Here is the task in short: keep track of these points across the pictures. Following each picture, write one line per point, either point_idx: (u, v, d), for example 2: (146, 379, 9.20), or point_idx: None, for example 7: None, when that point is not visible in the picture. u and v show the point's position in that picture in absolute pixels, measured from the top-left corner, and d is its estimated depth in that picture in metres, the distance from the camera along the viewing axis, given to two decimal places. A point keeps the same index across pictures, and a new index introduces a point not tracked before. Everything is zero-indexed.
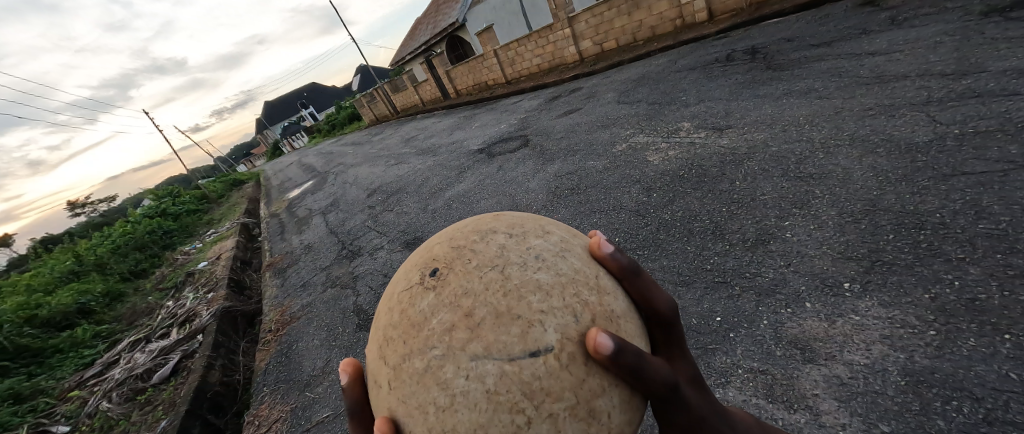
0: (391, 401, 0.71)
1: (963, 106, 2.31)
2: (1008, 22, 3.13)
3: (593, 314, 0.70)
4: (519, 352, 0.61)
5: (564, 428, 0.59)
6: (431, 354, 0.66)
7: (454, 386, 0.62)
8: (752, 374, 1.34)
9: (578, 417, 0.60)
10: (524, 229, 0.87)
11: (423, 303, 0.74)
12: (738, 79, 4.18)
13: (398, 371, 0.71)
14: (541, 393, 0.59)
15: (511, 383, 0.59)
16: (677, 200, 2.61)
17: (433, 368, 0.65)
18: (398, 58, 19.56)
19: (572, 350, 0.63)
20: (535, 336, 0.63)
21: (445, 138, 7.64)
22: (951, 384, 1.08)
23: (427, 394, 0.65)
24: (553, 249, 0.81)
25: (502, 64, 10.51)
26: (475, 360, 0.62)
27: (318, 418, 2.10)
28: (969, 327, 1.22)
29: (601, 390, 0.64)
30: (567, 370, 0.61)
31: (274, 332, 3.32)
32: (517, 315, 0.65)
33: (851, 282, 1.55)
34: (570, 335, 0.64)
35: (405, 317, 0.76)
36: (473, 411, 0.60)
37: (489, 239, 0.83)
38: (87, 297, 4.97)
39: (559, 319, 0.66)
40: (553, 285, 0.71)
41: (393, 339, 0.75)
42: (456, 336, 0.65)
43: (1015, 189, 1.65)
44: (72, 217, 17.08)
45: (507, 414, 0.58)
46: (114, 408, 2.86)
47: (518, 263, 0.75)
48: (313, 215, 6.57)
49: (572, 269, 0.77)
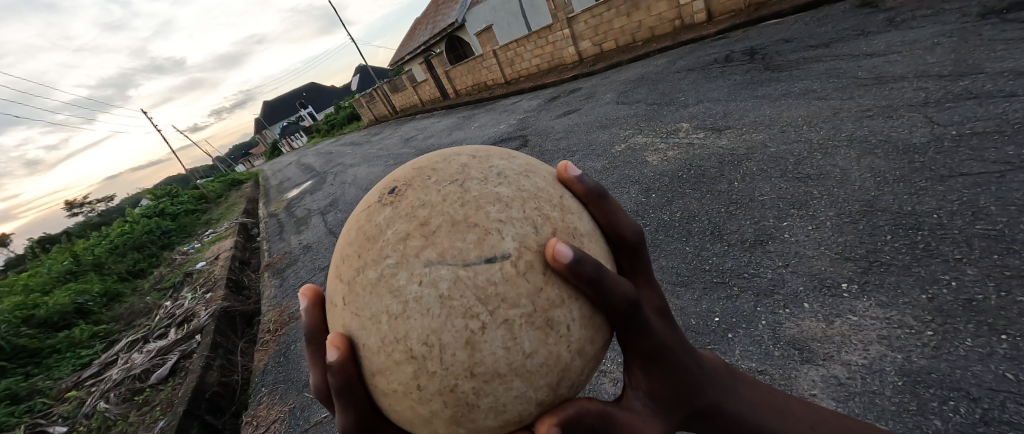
0: (345, 315, 0.72)
1: (961, 107, 2.33)
2: (1005, 24, 3.15)
3: (554, 228, 0.72)
4: (474, 259, 0.63)
5: (520, 335, 0.61)
6: (386, 264, 0.69)
7: (407, 293, 0.64)
8: (751, 374, 1.34)
9: (535, 326, 0.62)
10: (488, 154, 0.89)
11: (381, 218, 0.77)
12: (737, 80, 4.18)
13: (353, 285, 0.73)
14: (495, 299, 0.61)
15: (465, 288, 0.61)
16: (677, 200, 2.62)
17: (388, 277, 0.67)
18: (398, 57, 19.54)
19: (529, 259, 0.65)
20: (491, 244, 0.65)
21: (445, 138, 7.64)
22: (948, 384, 1.09)
23: (381, 304, 0.67)
24: (515, 169, 0.83)
25: (501, 64, 10.51)
26: (429, 267, 0.64)
27: (317, 418, 2.10)
28: (967, 327, 1.22)
29: (560, 301, 0.65)
30: (525, 278, 0.63)
31: (272, 332, 3.31)
32: (474, 224, 0.67)
33: (849, 283, 1.56)
34: (528, 244, 0.66)
35: (363, 234, 0.78)
36: (426, 317, 0.62)
37: (451, 160, 0.85)
38: (85, 297, 4.96)
39: (517, 228, 0.68)
40: (512, 199, 0.73)
41: (350, 255, 0.78)
42: (412, 244, 0.68)
43: (1011, 189, 1.66)
44: (71, 216, 17.07)
45: (460, 320, 0.60)
46: (112, 408, 2.85)
47: (478, 179, 0.77)
48: (312, 215, 6.56)
49: (534, 187, 0.79)
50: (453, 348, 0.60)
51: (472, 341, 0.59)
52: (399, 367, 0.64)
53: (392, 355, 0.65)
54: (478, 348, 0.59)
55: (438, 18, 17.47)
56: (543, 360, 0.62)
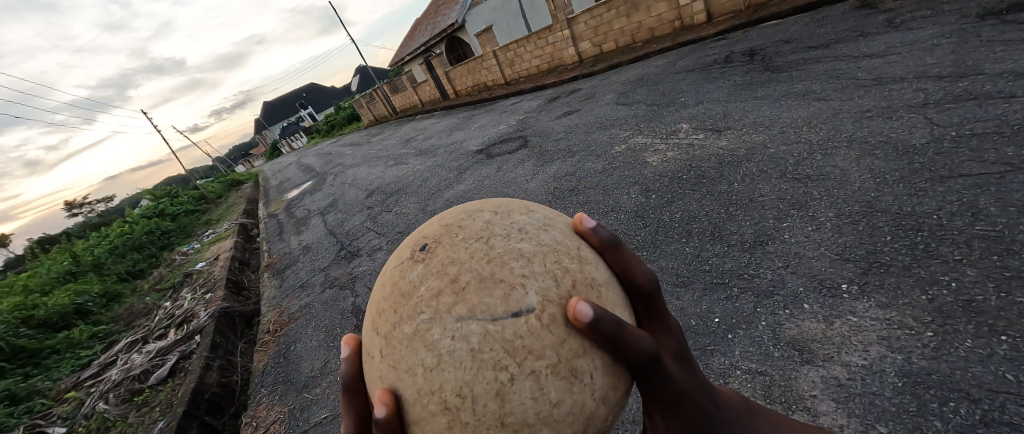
0: (383, 368, 0.73)
1: (961, 108, 2.33)
2: (1004, 25, 3.16)
3: (573, 280, 0.74)
4: (502, 313, 0.65)
5: (546, 385, 0.62)
6: (419, 319, 0.70)
7: (440, 347, 0.66)
8: (750, 375, 1.34)
9: (560, 376, 0.63)
10: (509, 208, 0.92)
11: (413, 274, 0.79)
12: (736, 81, 4.20)
13: (390, 339, 0.74)
14: (522, 351, 0.62)
15: (493, 342, 0.63)
16: (676, 201, 2.62)
17: (421, 332, 0.69)
18: (398, 58, 19.54)
19: (552, 312, 0.67)
20: (516, 299, 0.67)
21: (445, 139, 7.64)
22: (948, 385, 1.09)
23: (415, 357, 0.68)
24: (534, 223, 0.86)
25: (501, 65, 10.52)
26: (460, 321, 0.66)
27: (317, 419, 2.09)
28: (967, 328, 1.22)
29: (582, 351, 0.66)
30: (549, 330, 0.65)
31: (272, 332, 3.31)
32: (499, 279, 0.69)
33: (849, 284, 1.56)
34: (550, 298, 0.68)
35: (396, 288, 0.80)
36: (459, 370, 0.64)
37: (476, 217, 0.88)
38: (84, 298, 4.96)
39: (539, 282, 0.70)
40: (533, 254, 0.76)
41: (385, 309, 0.79)
42: (443, 300, 0.70)
43: (1011, 190, 1.66)
44: (71, 216, 17.14)
45: (491, 372, 0.62)
46: (111, 409, 2.84)
47: (501, 235, 0.80)
48: (313, 215, 6.56)
49: (553, 240, 0.82)
50: (484, 399, 0.61)
51: (502, 392, 0.61)
52: (433, 418, 0.64)
53: (426, 406, 0.65)
54: (507, 398, 0.61)
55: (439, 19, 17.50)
56: (569, 408, 0.63)
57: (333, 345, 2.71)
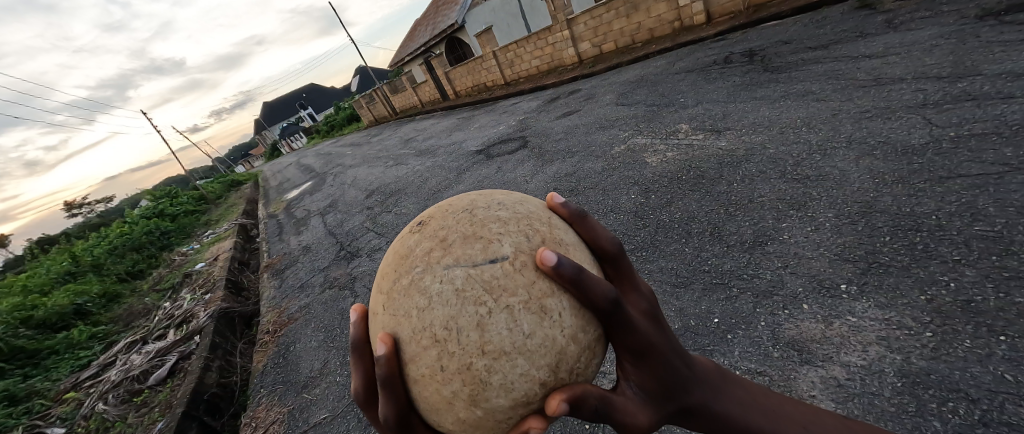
0: (384, 319, 0.76)
1: (960, 109, 2.33)
2: (1003, 26, 3.16)
3: (544, 238, 0.77)
4: (481, 260, 0.70)
5: (520, 318, 0.65)
6: (414, 271, 0.75)
7: (430, 291, 0.70)
8: (750, 375, 1.34)
9: (531, 311, 0.66)
10: (492, 190, 0.97)
11: (409, 240, 0.84)
12: (735, 81, 4.20)
13: (390, 293, 0.78)
14: (498, 289, 0.66)
15: (474, 282, 0.68)
16: (676, 202, 2.62)
17: (415, 282, 0.73)
18: (398, 58, 19.54)
19: (525, 259, 0.71)
20: (493, 249, 0.71)
21: (444, 139, 7.64)
22: (947, 385, 1.09)
23: (410, 302, 0.72)
24: (514, 197, 0.90)
25: (501, 65, 10.53)
26: (447, 269, 0.71)
27: (316, 420, 2.09)
28: (966, 328, 1.22)
29: (551, 292, 0.68)
30: (522, 273, 0.68)
31: (272, 333, 3.31)
32: (480, 236, 0.74)
33: (848, 284, 1.56)
34: (524, 249, 0.72)
35: (396, 254, 0.84)
36: (445, 307, 0.68)
37: (463, 196, 0.92)
38: (83, 298, 4.95)
39: (515, 237, 0.74)
40: (510, 218, 0.80)
41: (387, 271, 0.83)
42: (434, 255, 0.75)
43: (1010, 191, 1.66)
44: (69, 217, 17.09)
45: (472, 307, 0.66)
46: (110, 409, 2.84)
47: (483, 206, 0.84)
48: (312, 215, 6.56)
49: (530, 209, 0.86)
50: (467, 330, 0.65)
51: (482, 324, 0.64)
52: (425, 352, 0.67)
53: (419, 343, 0.68)
54: (487, 329, 0.64)
55: (438, 20, 17.51)
56: (541, 341, 0.65)
57: (332, 345, 2.71)
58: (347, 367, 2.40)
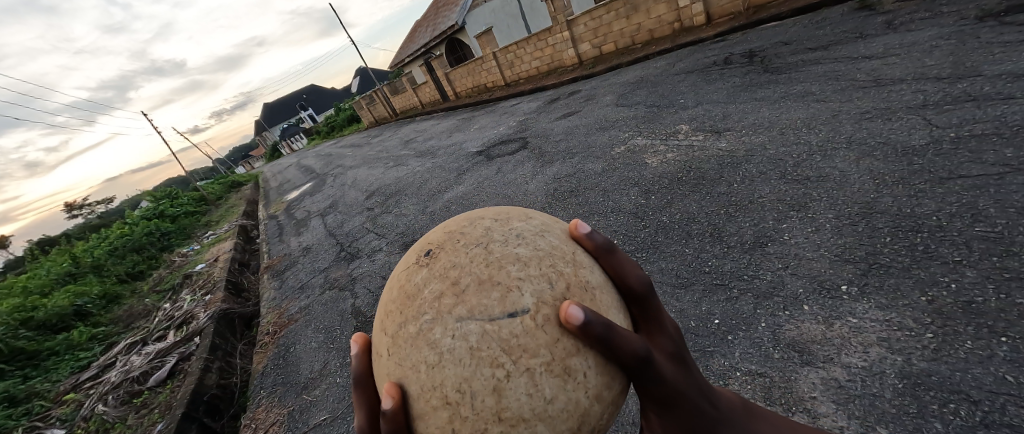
0: (390, 365, 0.76)
1: (960, 110, 2.33)
2: (1002, 27, 3.17)
3: (567, 283, 0.76)
4: (498, 314, 0.69)
5: (541, 382, 0.64)
6: (423, 319, 0.74)
7: (441, 345, 0.69)
8: (750, 376, 1.34)
9: (553, 373, 0.65)
10: (508, 215, 0.94)
11: (418, 277, 0.82)
12: (735, 82, 4.21)
13: (396, 338, 0.77)
14: (517, 349, 0.65)
15: (491, 340, 0.66)
16: (676, 203, 2.61)
17: (425, 332, 0.72)
18: (398, 59, 19.54)
19: (547, 313, 0.69)
20: (512, 300, 0.70)
21: (444, 140, 7.64)
22: (948, 387, 1.09)
23: (418, 355, 0.71)
24: (532, 229, 0.88)
25: (501, 67, 10.54)
26: (460, 321, 0.69)
27: (316, 422, 2.09)
28: (967, 329, 1.22)
29: (576, 350, 0.67)
30: (543, 330, 0.67)
31: (272, 334, 3.30)
32: (497, 282, 0.72)
33: (848, 285, 1.56)
34: (545, 300, 0.71)
35: (403, 291, 0.83)
36: (458, 367, 0.66)
37: (477, 223, 0.90)
38: (84, 300, 4.95)
39: (534, 285, 0.72)
40: (530, 258, 0.78)
41: (392, 310, 0.82)
42: (445, 302, 0.73)
43: (1010, 192, 1.66)
44: (69, 218, 17.11)
45: (488, 368, 0.65)
46: (110, 411, 2.83)
47: (500, 241, 0.83)
48: (312, 216, 6.55)
49: (549, 246, 0.84)
50: (482, 394, 0.64)
51: (499, 388, 0.63)
52: (434, 412, 0.67)
53: (429, 401, 0.67)
54: (504, 394, 0.63)
55: (439, 21, 17.55)
56: (563, 405, 0.65)
57: (332, 347, 2.70)
58: (347, 368, 2.40)
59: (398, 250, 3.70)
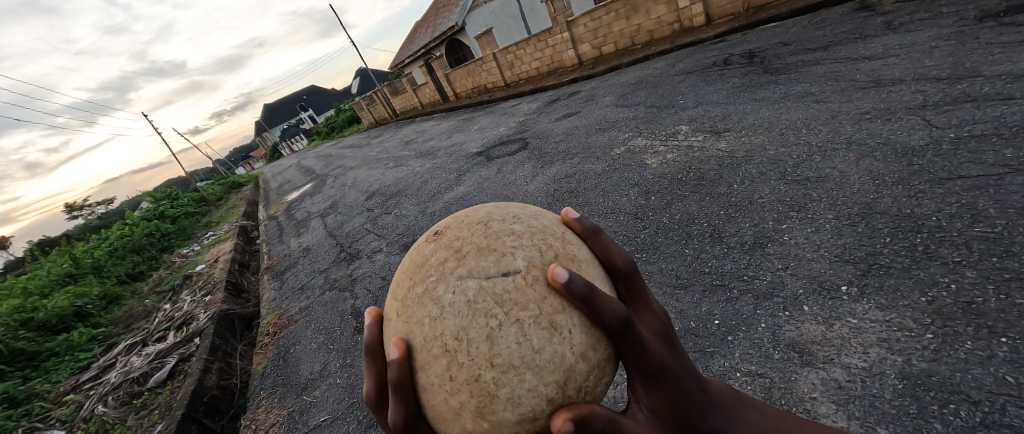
0: (397, 325, 0.77)
1: (959, 110, 2.33)
2: (1002, 27, 3.17)
3: (557, 253, 0.77)
4: (494, 272, 0.71)
5: (530, 333, 0.64)
6: (428, 281, 0.76)
7: (443, 300, 0.71)
8: (750, 377, 1.34)
9: (541, 326, 0.65)
10: (508, 203, 0.97)
11: (425, 249, 0.85)
12: (735, 83, 4.21)
13: (404, 300, 0.78)
14: (509, 302, 0.66)
15: (486, 295, 0.68)
16: (676, 203, 2.61)
17: (429, 290, 0.74)
18: (398, 60, 19.54)
19: (537, 274, 0.70)
20: (506, 262, 0.72)
21: (444, 141, 7.65)
22: (948, 388, 1.08)
23: (422, 310, 0.73)
24: (529, 211, 0.90)
25: (501, 67, 10.56)
26: (460, 279, 0.72)
27: (316, 422, 2.09)
28: (966, 330, 1.22)
29: (562, 308, 0.68)
30: (533, 288, 0.68)
31: (272, 335, 3.30)
32: (494, 248, 0.75)
33: (848, 285, 1.56)
34: (536, 263, 0.72)
35: (411, 262, 0.85)
36: (457, 318, 0.68)
37: (478, 208, 0.92)
38: (83, 300, 4.95)
39: (527, 251, 0.74)
40: (525, 232, 0.80)
41: (402, 278, 0.84)
42: (448, 265, 0.75)
43: (1010, 192, 1.66)
44: (70, 219, 17.12)
45: (482, 319, 0.66)
46: (110, 412, 2.83)
47: (498, 218, 0.85)
48: (312, 217, 6.55)
49: (543, 224, 0.86)
50: (477, 342, 0.65)
51: (491, 336, 0.64)
52: (435, 361, 0.68)
53: (430, 351, 0.69)
54: (496, 342, 0.64)
55: (438, 22, 17.57)
56: (549, 357, 0.64)
57: (332, 347, 2.71)
58: (347, 369, 2.40)
59: (398, 251, 3.70)
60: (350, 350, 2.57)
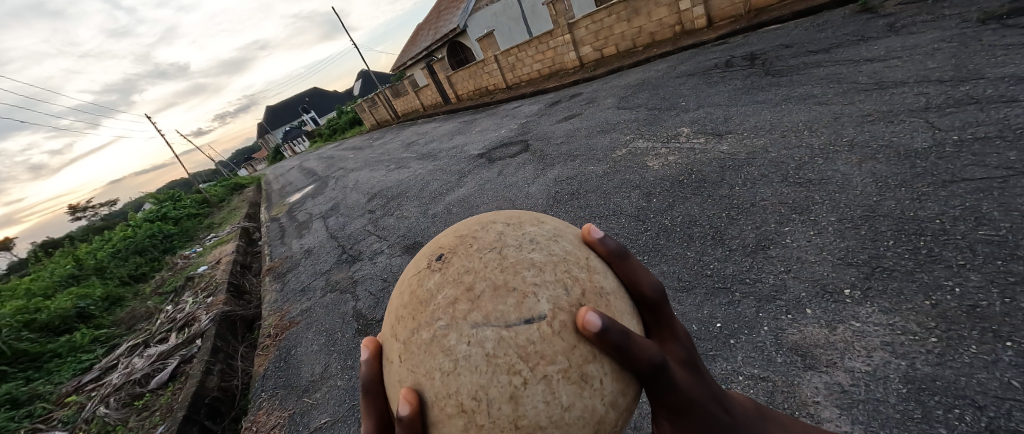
0: (403, 372, 0.76)
1: (962, 112, 2.32)
2: (1005, 30, 3.16)
3: (582, 289, 0.77)
4: (515, 320, 0.69)
5: (558, 389, 0.65)
6: (437, 326, 0.74)
7: (457, 352, 0.69)
8: (753, 380, 1.33)
9: (570, 380, 0.65)
10: (520, 220, 0.95)
11: (431, 282, 0.82)
12: (737, 85, 4.21)
13: (408, 344, 0.77)
14: (534, 356, 0.65)
15: (507, 347, 0.66)
16: (677, 205, 2.61)
17: (439, 338, 0.72)
18: (399, 63, 19.61)
19: (563, 320, 0.70)
20: (528, 306, 0.70)
21: (446, 143, 7.67)
22: (952, 392, 1.08)
23: (433, 362, 0.71)
24: (545, 234, 0.89)
25: (502, 69, 10.60)
26: (476, 328, 0.69)
27: (317, 424, 2.08)
28: (971, 334, 1.21)
29: (591, 357, 0.68)
30: (560, 337, 0.67)
31: (273, 337, 3.31)
32: (513, 288, 0.73)
33: (852, 289, 1.55)
34: (561, 306, 0.72)
35: (416, 297, 0.83)
36: (474, 374, 0.66)
37: (490, 227, 0.91)
38: (87, 302, 4.99)
39: (551, 291, 0.73)
40: (544, 263, 0.79)
41: (404, 316, 0.82)
42: (460, 308, 0.73)
43: (1015, 195, 1.65)
44: (75, 220, 17.34)
45: (504, 376, 0.65)
46: (111, 413, 2.83)
47: (514, 246, 0.83)
48: (314, 219, 6.57)
49: (563, 250, 0.85)
50: (499, 402, 0.64)
51: (516, 396, 0.64)
52: (450, 420, 0.67)
53: (443, 409, 0.67)
54: (521, 402, 0.63)
55: (439, 25, 17.67)
56: (579, 412, 0.66)
57: (333, 350, 2.70)
58: (348, 371, 2.41)
59: (399, 253, 3.70)
60: (351, 353, 2.57)
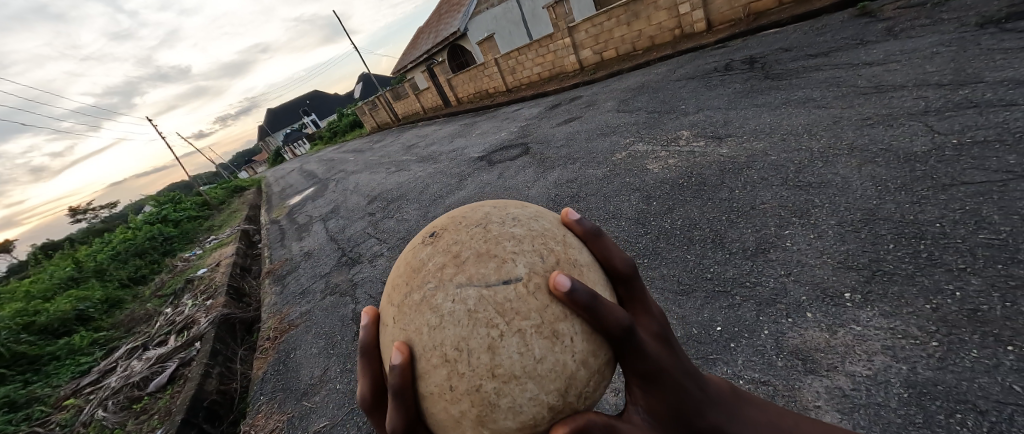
0: (395, 331, 0.76)
1: (962, 116, 2.32)
2: (1003, 34, 3.17)
3: (558, 258, 0.77)
4: (494, 281, 0.70)
5: (532, 342, 0.64)
6: (426, 288, 0.75)
7: (442, 309, 0.70)
8: (754, 385, 1.33)
9: (543, 335, 0.65)
10: (506, 203, 0.96)
11: (422, 254, 0.83)
12: (736, 88, 4.22)
13: (400, 307, 0.78)
14: (510, 312, 0.66)
15: (487, 304, 0.67)
16: (677, 208, 2.61)
17: (427, 299, 0.73)
18: (399, 66, 19.72)
19: (538, 282, 0.70)
20: (507, 269, 0.71)
21: (446, 146, 7.69)
22: (954, 397, 1.07)
23: (421, 319, 0.72)
24: (526, 214, 0.89)
25: (502, 72, 10.64)
26: (460, 287, 0.71)
27: (316, 428, 2.08)
28: (972, 338, 1.21)
29: (564, 316, 0.68)
30: (534, 296, 0.68)
31: (272, 340, 3.30)
32: (494, 254, 0.74)
33: (852, 293, 1.54)
34: (537, 270, 0.72)
35: (408, 266, 0.84)
36: (456, 328, 0.67)
37: (477, 208, 0.92)
38: (86, 305, 4.98)
39: (528, 257, 0.74)
40: (524, 236, 0.80)
41: (398, 283, 0.83)
42: (446, 271, 0.75)
43: (1014, 199, 1.65)
44: (76, 223, 17.39)
45: (484, 329, 0.66)
46: (109, 416, 2.81)
47: (497, 222, 0.84)
48: (314, 222, 6.58)
49: (541, 228, 0.85)
50: (478, 352, 0.65)
51: (493, 346, 0.64)
52: (435, 371, 0.67)
53: (430, 360, 0.68)
54: (498, 352, 0.64)
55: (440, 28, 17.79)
56: (551, 366, 0.64)
57: (332, 352, 2.70)
58: (348, 374, 2.40)
59: None
60: (350, 356, 2.57)
